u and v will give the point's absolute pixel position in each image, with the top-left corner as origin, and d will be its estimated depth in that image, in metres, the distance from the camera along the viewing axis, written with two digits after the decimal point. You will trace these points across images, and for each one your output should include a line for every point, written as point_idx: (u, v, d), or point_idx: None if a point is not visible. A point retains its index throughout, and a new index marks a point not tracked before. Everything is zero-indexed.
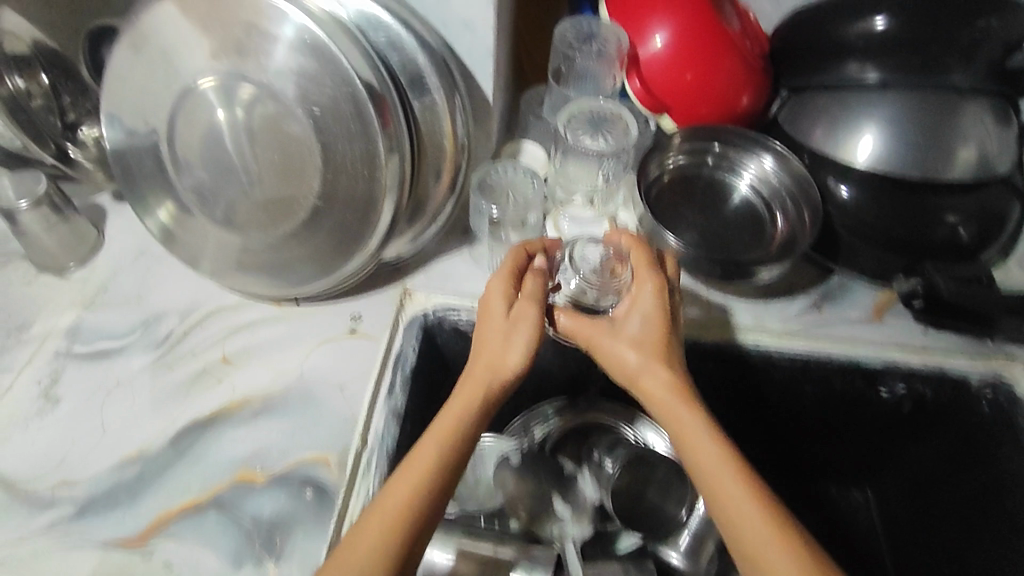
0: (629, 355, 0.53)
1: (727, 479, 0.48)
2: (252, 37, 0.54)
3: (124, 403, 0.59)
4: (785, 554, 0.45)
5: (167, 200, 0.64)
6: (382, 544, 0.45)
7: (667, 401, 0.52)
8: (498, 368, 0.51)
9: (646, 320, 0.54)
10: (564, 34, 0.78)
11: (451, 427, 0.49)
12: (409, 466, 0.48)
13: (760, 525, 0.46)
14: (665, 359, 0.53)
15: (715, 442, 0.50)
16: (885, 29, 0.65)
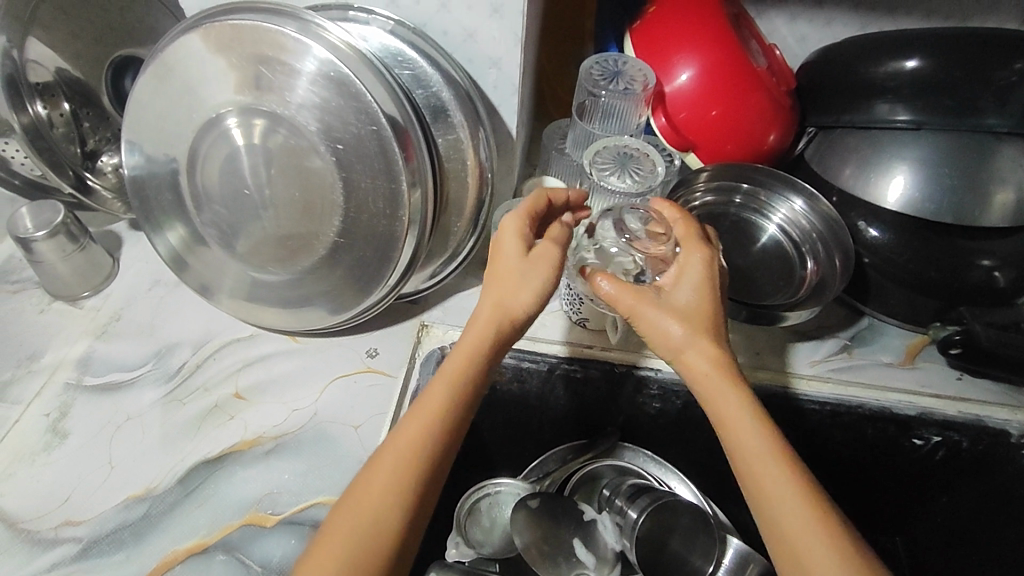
0: (672, 325, 0.49)
1: (769, 462, 0.45)
2: (278, 73, 0.54)
3: (133, 439, 0.57)
4: (831, 547, 0.42)
5: (186, 231, 0.63)
6: (385, 501, 0.42)
7: (708, 375, 0.48)
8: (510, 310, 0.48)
9: (691, 289, 0.51)
10: (589, 71, 0.74)
11: (461, 368, 0.47)
12: (418, 414, 0.45)
13: (804, 515, 0.43)
14: (708, 332, 0.49)
15: (757, 422, 0.47)
16: (916, 69, 0.63)
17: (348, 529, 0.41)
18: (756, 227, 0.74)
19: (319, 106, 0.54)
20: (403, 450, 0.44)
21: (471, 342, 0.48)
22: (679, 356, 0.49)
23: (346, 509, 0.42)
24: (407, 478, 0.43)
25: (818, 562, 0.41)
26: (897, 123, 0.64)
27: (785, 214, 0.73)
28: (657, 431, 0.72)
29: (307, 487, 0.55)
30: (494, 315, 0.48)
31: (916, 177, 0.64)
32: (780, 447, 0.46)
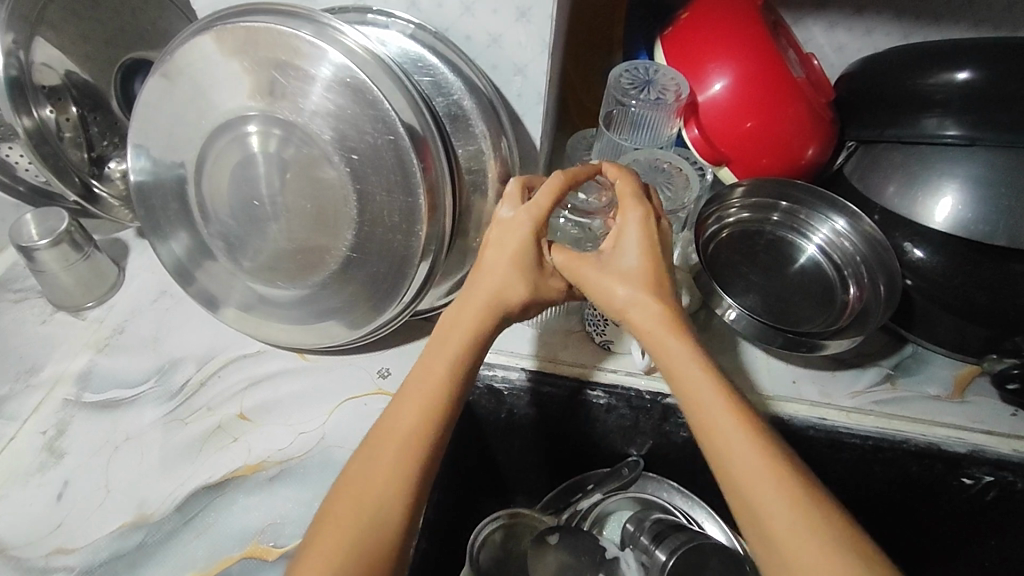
0: (614, 287, 0.47)
1: (720, 415, 0.43)
2: (292, 78, 0.51)
3: (131, 460, 0.55)
4: (788, 503, 0.39)
5: (192, 242, 0.60)
6: (387, 488, 0.41)
7: (654, 333, 0.46)
8: (508, 303, 0.47)
9: (631, 246, 0.48)
10: (618, 80, 0.69)
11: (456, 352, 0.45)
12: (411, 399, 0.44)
13: (756, 467, 0.41)
14: (653, 287, 0.47)
15: (710, 377, 0.44)
16: (967, 80, 0.58)
17: (351, 519, 0.40)
18: (793, 247, 0.71)
19: (334, 114, 0.51)
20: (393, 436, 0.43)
21: (459, 326, 0.46)
22: (627, 318, 0.47)
23: (343, 500, 0.41)
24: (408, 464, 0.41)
25: (773, 518, 0.39)
26: (946, 137, 0.60)
27: (826, 234, 0.69)
28: (683, 461, 0.67)
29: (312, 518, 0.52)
30: (489, 302, 0.46)
31: (965, 195, 0.59)
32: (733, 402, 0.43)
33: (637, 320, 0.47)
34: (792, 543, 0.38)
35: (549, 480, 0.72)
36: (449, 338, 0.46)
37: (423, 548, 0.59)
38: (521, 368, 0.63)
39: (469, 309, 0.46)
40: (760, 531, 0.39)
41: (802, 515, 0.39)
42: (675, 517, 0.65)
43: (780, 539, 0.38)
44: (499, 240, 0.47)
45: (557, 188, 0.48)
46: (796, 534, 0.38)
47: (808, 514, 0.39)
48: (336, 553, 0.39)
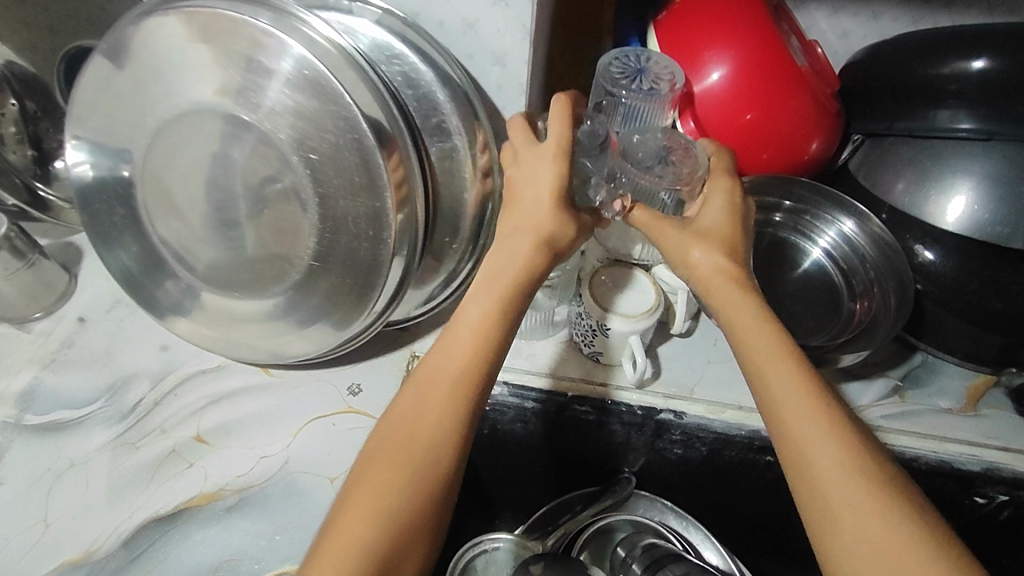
0: (692, 245, 0.47)
1: (779, 370, 0.42)
2: (245, 70, 0.46)
3: (75, 490, 0.51)
4: (847, 470, 0.38)
5: (146, 250, 0.56)
6: (409, 484, 0.40)
7: (719, 288, 0.46)
8: (553, 244, 0.45)
9: (716, 208, 0.49)
10: (607, 68, 0.62)
11: (496, 296, 0.44)
12: (433, 391, 0.42)
13: (810, 416, 0.40)
14: (733, 247, 0.47)
15: (770, 331, 0.44)
16: (984, 69, 0.54)
17: (390, 471, 0.40)
18: (795, 250, 0.66)
19: (292, 111, 0.46)
20: (433, 388, 0.42)
21: (506, 267, 0.44)
22: (688, 270, 0.47)
23: (388, 450, 0.41)
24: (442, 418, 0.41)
25: (830, 481, 0.38)
26: (959, 131, 0.55)
27: (832, 237, 0.65)
28: (677, 477, 0.63)
29: (272, 554, 0.48)
30: (538, 241, 0.45)
31: (981, 194, 0.55)
32: (793, 355, 0.43)
33: (707, 278, 0.46)
34: (842, 492, 0.38)
35: (535, 498, 0.67)
36: (495, 281, 0.44)
37: None
38: (503, 382, 0.59)
39: (516, 249, 0.45)
40: (810, 480, 0.39)
41: (852, 466, 0.39)
42: (671, 544, 0.60)
43: (833, 493, 0.38)
44: (535, 175, 0.46)
45: (567, 112, 0.46)
46: (844, 485, 0.38)
47: (867, 482, 0.38)
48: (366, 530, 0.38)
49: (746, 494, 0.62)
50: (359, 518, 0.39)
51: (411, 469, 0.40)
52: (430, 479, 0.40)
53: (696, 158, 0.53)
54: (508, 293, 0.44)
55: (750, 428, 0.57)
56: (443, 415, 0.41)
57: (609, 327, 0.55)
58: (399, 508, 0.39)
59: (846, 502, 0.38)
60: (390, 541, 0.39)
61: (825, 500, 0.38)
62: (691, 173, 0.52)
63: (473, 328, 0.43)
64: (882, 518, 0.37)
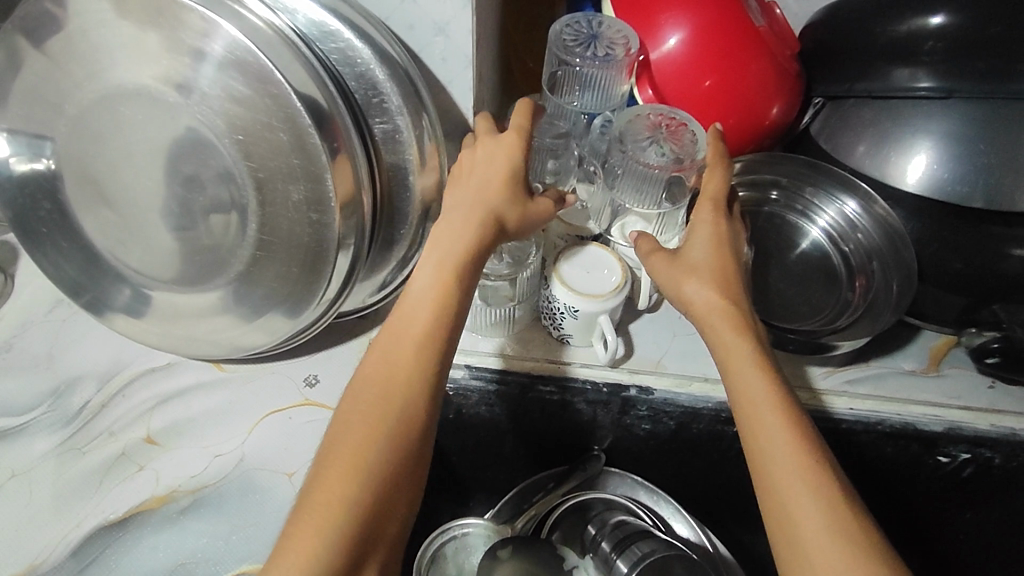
0: (684, 281, 0.48)
1: (764, 408, 0.42)
2: (166, 49, 0.43)
3: (19, 500, 0.48)
4: (818, 507, 0.38)
5: (78, 247, 0.53)
6: (358, 477, 0.37)
7: (715, 325, 0.47)
8: (501, 217, 0.46)
9: (706, 247, 0.50)
10: (559, 35, 0.59)
11: (433, 299, 0.43)
12: (395, 372, 0.41)
13: (783, 447, 0.40)
14: (730, 288, 0.48)
15: (764, 372, 0.44)
16: (943, 23, 0.53)
17: (348, 458, 0.38)
18: (795, 229, 0.65)
19: (219, 91, 0.43)
20: (401, 360, 0.41)
21: (449, 258, 0.44)
22: (683, 300, 0.48)
23: (343, 435, 0.39)
24: (393, 398, 0.40)
25: (802, 515, 0.38)
26: (919, 90, 0.54)
27: (833, 216, 0.63)
28: (646, 453, 0.63)
29: (225, 555, 0.47)
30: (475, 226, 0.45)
31: (941, 154, 0.54)
32: (782, 395, 0.43)
33: (704, 315, 0.47)
34: (811, 530, 0.38)
35: (507, 479, 0.66)
36: (447, 260, 0.44)
37: None
38: (465, 365, 0.58)
39: (462, 222, 0.45)
40: (780, 509, 0.39)
41: (825, 500, 0.38)
42: (641, 522, 0.61)
43: (805, 528, 0.38)
44: (485, 164, 0.48)
45: (527, 110, 0.50)
46: (810, 513, 0.38)
47: (842, 522, 0.38)
48: (331, 512, 0.36)
49: (714, 466, 0.62)
50: (318, 509, 0.36)
51: (367, 462, 0.38)
52: (386, 472, 0.38)
53: (691, 133, 0.56)
54: (450, 279, 0.44)
55: (716, 400, 0.57)
56: (410, 388, 0.40)
57: (578, 308, 0.54)
58: (358, 498, 0.37)
59: (814, 538, 0.37)
60: (348, 536, 0.36)
61: (789, 525, 0.38)
62: (687, 154, 0.55)
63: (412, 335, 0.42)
64: (847, 552, 0.36)
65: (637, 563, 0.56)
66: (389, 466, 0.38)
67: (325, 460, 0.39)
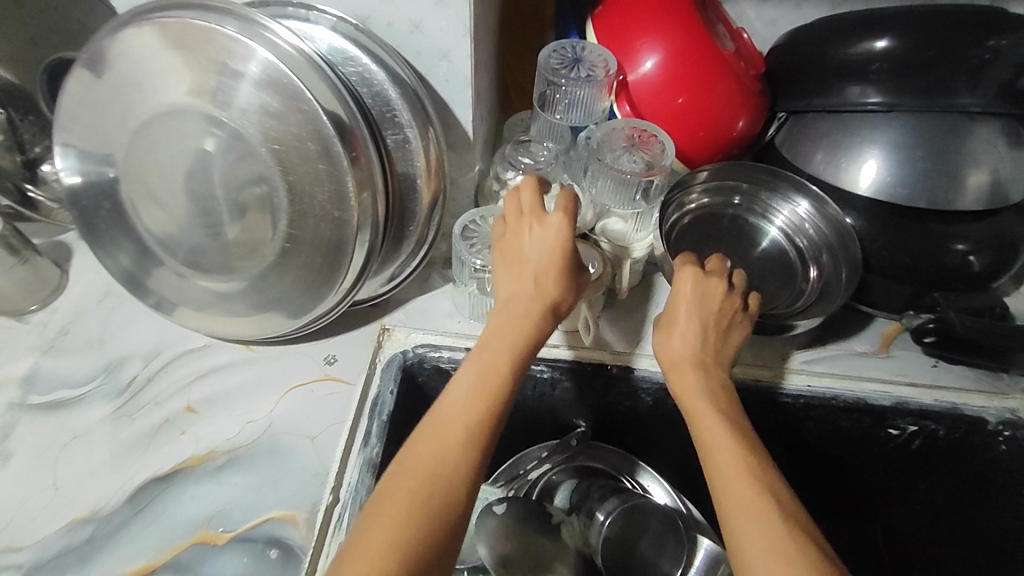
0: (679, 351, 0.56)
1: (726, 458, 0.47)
2: (214, 72, 0.51)
3: (79, 457, 0.56)
4: (774, 539, 0.42)
5: (130, 244, 0.61)
6: (406, 527, 0.41)
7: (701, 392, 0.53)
8: (556, 303, 0.52)
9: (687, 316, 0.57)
10: (547, 59, 0.68)
11: (481, 384, 0.48)
12: (442, 435, 0.45)
13: (747, 494, 0.45)
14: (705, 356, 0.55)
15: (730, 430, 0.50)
16: (885, 48, 0.61)
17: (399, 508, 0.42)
18: (756, 229, 0.73)
19: (259, 107, 0.52)
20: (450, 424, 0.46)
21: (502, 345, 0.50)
22: (679, 369, 0.55)
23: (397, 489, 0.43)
24: (442, 460, 0.44)
25: (759, 549, 0.42)
26: (868, 105, 0.64)
27: (787, 215, 0.71)
28: (628, 429, 0.70)
29: (257, 502, 0.53)
30: (529, 326, 0.51)
31: (887, 160, 0.64)
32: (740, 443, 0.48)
33: (691, 384, 0.54)
34: (767, 561, 0.41)
35: (503, 455, 0.73)
36: (494, 344, 0.51)
37: None
38: (465, 347, 0.64)
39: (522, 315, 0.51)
40: (739, 546, 0.43)
41: (781, 536, 0.42)
42: (620, 483, 0.69)
43: (757, 558, 0.42)
44: (533, 250, 0.53)
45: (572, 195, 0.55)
46: (767, 548, 0.42)
47: (793, 553, 0.41)
48: (382, 555, 0.40)
49: (689, 440, 0.69)
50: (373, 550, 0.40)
51: (417, 512, 0.42)
52: (430, 526, 0.42)
53: (660, 145, 0.64)
54: (504, 362, 0.50)
55: None
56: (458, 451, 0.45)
57: None
58: (407, 545, 0.41)
59: (761, 551, 0.42)
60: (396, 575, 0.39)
61: (745, 558, 0.42)
62: (656, 162, 0.64)
63: (455, 417, 0.46)
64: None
65: (617, 507, 0.63)
66: (433, 519, 0.42)
67: (376, 508, 0.43)
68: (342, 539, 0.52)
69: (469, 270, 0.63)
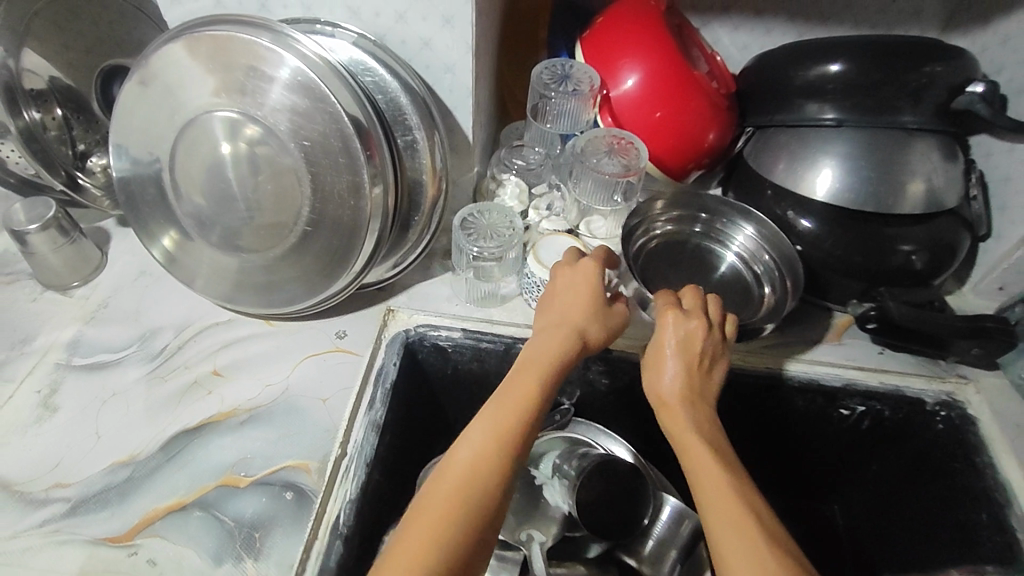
0: (668, 386, 0.59)
1: (714, 487, 0.51)
2: (251, 76, 0.60)
3: (119, 411, 0.63)
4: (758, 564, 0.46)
5: (168, 228, 0.69)
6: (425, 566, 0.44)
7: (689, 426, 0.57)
8: (583, 341, 0.58)
9: (674, 361, 0.60)
10: (539, 75, 0.78)
11: (496, 426, 0.51)
12: (458, 476, 0.49)
13: (734, 520, 0.49)
14: (693, 398, 0.59)
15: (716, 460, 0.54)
16: (839, 72, 0.71)
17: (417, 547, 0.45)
18: (715, 256, 0.79)
19: (289, 107, 0.60)
20: (464, 466, 0.49)
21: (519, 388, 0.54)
22: (668, 405, 0.59)
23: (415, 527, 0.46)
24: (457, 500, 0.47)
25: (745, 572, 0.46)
26: (825, 120, 0.72)
27: (740, 240, 0.78)
28: (607, 406, 0.77)
29: (276, 452, 0.61)
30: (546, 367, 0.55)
31: (839, 168, 0.72)
32: (731, 482, 0.52)
33: (681, 419, 0.57)
34: None
35: None
36: (509, 389, 0.54)
37: (376, 479, 0.62)
38: (461, 328, 0.72)
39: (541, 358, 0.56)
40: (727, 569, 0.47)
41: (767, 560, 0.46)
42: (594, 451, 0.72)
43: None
44: (568, 300, 0.61)
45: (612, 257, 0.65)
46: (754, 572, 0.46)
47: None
48: None
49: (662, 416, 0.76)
50: None
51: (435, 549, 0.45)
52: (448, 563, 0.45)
53: (637, 151, 0.74)
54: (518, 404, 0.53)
55: None
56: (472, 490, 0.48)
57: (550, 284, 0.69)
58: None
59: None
60: None
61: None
62: (632, 164, 0.73)
63: (470, 458, 0.50)
64: None
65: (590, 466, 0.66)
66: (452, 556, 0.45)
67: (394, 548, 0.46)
68: (349, 486, 0.59)
69: (466, 258, 0.71)
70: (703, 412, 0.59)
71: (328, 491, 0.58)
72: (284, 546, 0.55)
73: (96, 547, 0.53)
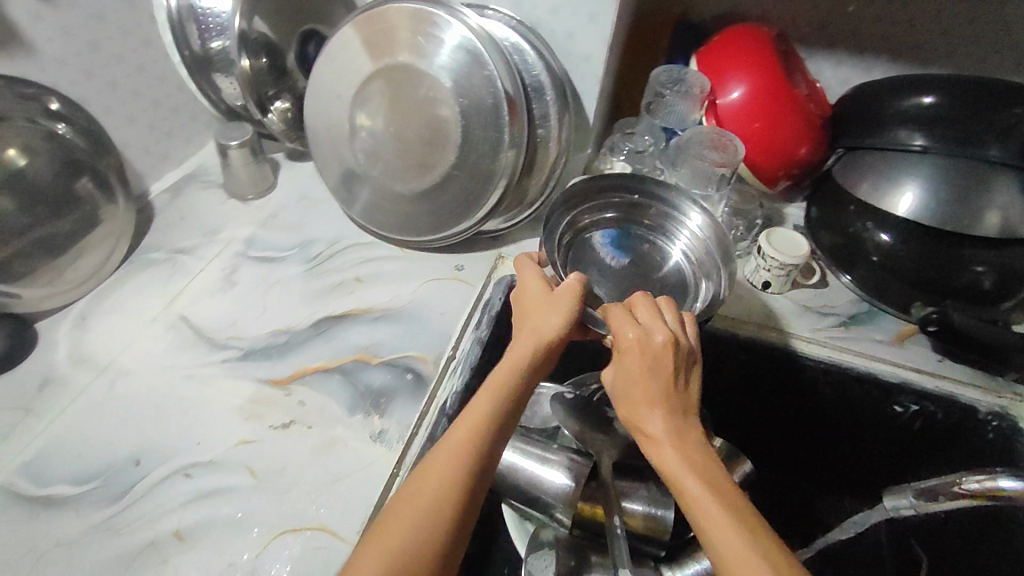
0: (645, 417, 0.52)
1: (710, 517, 0.45)
2: (430, 41, 0.74)
3: (282, 293, 0.78)
4: None
5: (337, 159, 0.85)
6: None
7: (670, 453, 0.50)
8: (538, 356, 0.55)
9: (641, 389, 0.53)
10: (658, 76, 0.93)
11: (454, 457, 0.50)
12: (415, 509, 0.48)
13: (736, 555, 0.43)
14: (674, 419, 0.52)
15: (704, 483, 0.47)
16: (930, 103, 0.76)
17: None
18: (658, 251, 0.79)
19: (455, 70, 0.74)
20: (419, 497, 0.48)
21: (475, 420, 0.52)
22: (645, 434, 0.52)
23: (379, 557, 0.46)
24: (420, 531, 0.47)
25: None
26: (914, 146, 0.76)
27: (682, 234, 0.78)
28: None
29: (401, 345, 0.73)
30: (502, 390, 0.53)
31: (920, 190, 0.77)
32: (724, 506, 0.46)
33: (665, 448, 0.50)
34: None
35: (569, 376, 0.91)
36: (464, 419, 0.52)
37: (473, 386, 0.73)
38: None
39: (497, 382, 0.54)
40: None
41: None
42: None
43: None
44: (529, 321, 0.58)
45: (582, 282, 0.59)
46: None
47: None
48: None
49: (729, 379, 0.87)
50: None
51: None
52: None
53: (735, 146, 0.86)
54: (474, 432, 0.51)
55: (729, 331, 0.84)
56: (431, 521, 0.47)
57: None
58: None
59: None
60: None
61: None
62: (728, 156, 0.85)
63: (429, 492, 0.48)
64: None
65: None
66: None
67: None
68: (454, 381, 0.70)
69: None
70: (691, 434, 0.51)
71: (439, 380, 0.70)
72: (403, 412, 0.67)
73: (261, 385, 0.69)
